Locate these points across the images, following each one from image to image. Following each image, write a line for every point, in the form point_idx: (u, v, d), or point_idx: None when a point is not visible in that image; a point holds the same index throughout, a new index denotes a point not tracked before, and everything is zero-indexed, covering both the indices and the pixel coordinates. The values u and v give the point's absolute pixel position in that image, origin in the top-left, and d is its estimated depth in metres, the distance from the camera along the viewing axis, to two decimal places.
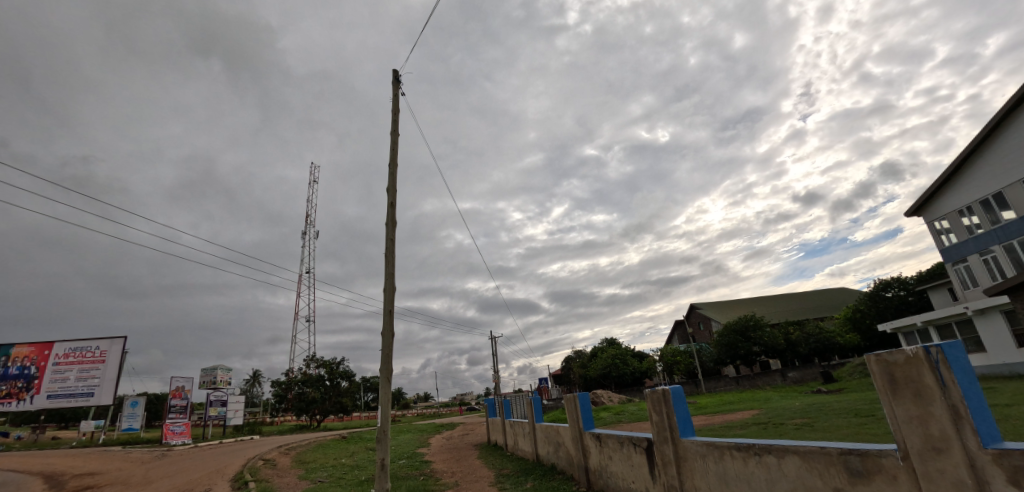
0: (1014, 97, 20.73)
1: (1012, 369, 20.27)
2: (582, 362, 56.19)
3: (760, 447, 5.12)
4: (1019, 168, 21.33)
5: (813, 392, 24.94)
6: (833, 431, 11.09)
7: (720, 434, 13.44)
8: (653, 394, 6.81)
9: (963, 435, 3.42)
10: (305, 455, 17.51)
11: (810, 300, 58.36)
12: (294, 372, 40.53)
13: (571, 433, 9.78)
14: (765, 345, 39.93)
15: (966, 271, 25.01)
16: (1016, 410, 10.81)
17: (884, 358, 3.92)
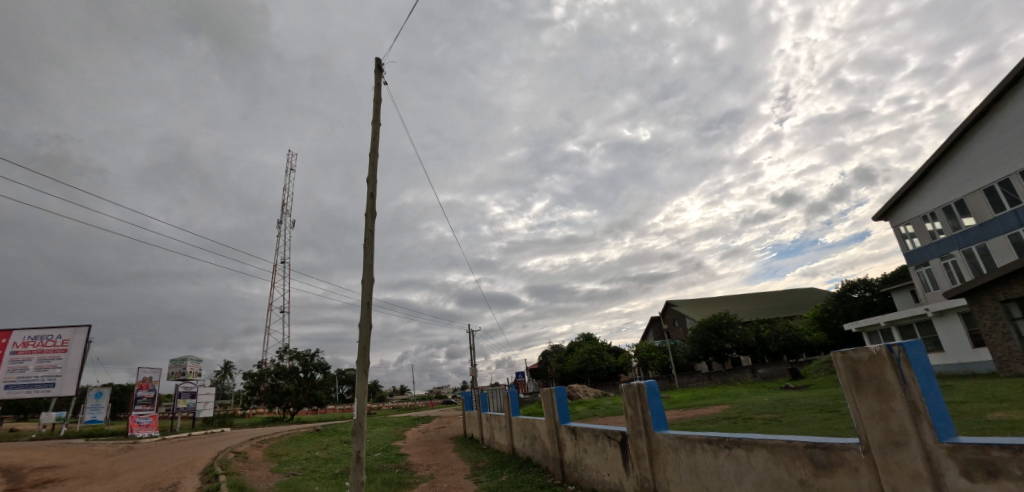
0: (977, 110, 21.68)
1: (968, 369, 21.30)
2: (557, 357, 56.81)
3: (730, 440, 5.24)
4: (979, 179, 22.47)
5: (781, 388, 25.71)
6: (798, 426, 11.45)
7: (691, 428, 13.73)
8: (628, 389, 6.90)
9: (921, 429, 3.59)
10: (278, 448, 17.18)
11: (780, 299, 60.14)
12: (267, 363, 39.57)
13: (546, 427, 9.87)
14: (737, 343, 41.00)
15: (928, 274, 26.10)
16: (971, 406, 11.30)
17: (850, 355, 4.06)
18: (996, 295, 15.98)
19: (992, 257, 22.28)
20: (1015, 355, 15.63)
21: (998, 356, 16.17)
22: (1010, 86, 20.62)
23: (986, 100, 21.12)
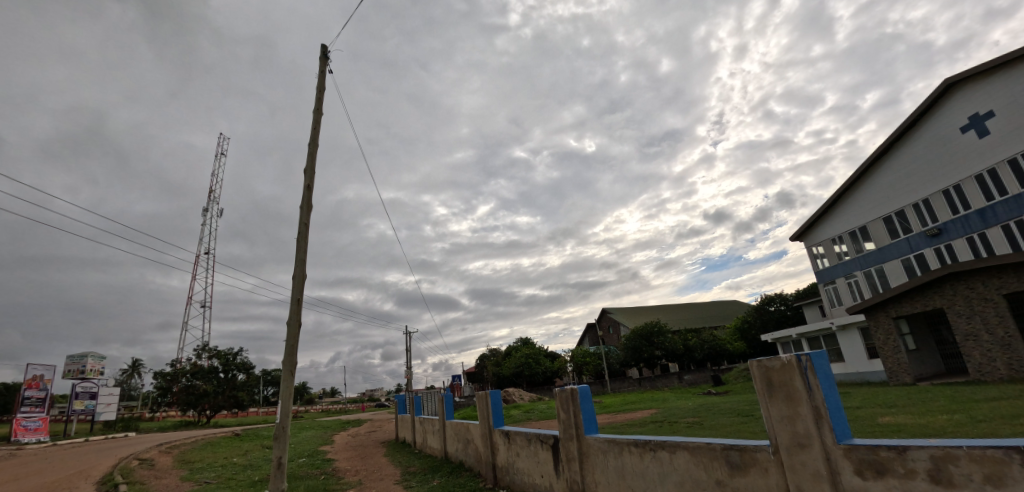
0: (881, 148, 24.39)
1: (864, 377, 23.80)
2: (495, 361, 56.98)
3: (655, 443, 5.49)
4: (881, 209, 25.32)
5: (704, 394, 27.35)
6: (716, 429, 12.25)
7: (620, 431, 14.28)
8: (561, 393, 7.03)
9: (822, 431, 3.95)
10: (191, 454, 15.85)
11: (706, 309, 64.34)
12: (182, 362, 36.40)
13: (480, 431, 9.84)
14: (666, 350, 43.18)
15: (833, 291, 28.91)
16: (864, 411, 12.62)
17: (764, 363, 4.38)
18: (889, 311, 17.98)
19: (888, 279, 25.12)
20: (902, 366, 17.64)
21: (889, 367, 18.17)
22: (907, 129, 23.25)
23: (889, 139, 23.80)
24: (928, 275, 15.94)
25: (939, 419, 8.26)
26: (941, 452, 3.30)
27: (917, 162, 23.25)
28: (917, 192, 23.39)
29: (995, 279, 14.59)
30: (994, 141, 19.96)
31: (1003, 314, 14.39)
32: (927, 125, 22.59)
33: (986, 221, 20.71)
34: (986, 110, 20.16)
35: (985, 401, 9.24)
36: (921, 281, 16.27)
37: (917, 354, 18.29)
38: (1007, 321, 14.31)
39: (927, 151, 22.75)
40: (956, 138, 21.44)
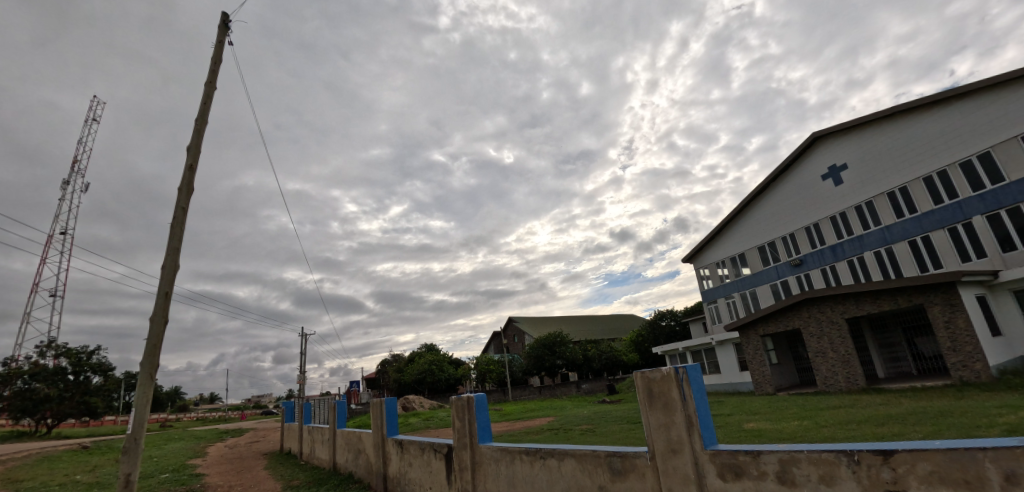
0: (760, 186, 27.82)
1: (736, 387, 26.54)
2: (398, 367, 55.16)
3: (545, 451, 5.63)
4: (757, 239, 28.84)
5: (598, 402, 28.75)
6: (605, 436, 12.97)
7: (518, 439, 14.55)
8: (457, 402, 6.95)
9: (693, 438, 4.31)
10: (14, 472, 13.24)
11: (605, 322, 68.53)
12: (15, 361, 30.41)
13: (372, 440, 9.42)
14: (567, 360, 44.82)
15: (714, 310, 32.22)
16: (732, 418, 14.10)
17: (647, 375, 4.69)
18: (758, 330, 20.40)
19: (758, 301, 28.59)
20: (765, 377, 20.06)
21: (755, 378, 20.53)
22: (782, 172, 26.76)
23: (767, 179, 27.23)
24: (789, 299, 18.34)
25: (790, 425, 9.51)
26: (788, 456, 3.84)
27: (787, 201, 26.85)
28: (785, 227, 27.01)
29: (840, 305, 17.17)
30: (845, 189, 23.70)
31: (844, 335, 17.00)
32: (796, 170, 26.20)
33: (834, 256, 24.46)
34: (841, 163, 23.86)
35: (825, 409, 10.87)
36: (784, 304, 18.67)
37: (778, 368, 20.93)
38: (846, 340, 16.93)
39: (795, 192, 26.37)
40: (817, 184, 25.12)
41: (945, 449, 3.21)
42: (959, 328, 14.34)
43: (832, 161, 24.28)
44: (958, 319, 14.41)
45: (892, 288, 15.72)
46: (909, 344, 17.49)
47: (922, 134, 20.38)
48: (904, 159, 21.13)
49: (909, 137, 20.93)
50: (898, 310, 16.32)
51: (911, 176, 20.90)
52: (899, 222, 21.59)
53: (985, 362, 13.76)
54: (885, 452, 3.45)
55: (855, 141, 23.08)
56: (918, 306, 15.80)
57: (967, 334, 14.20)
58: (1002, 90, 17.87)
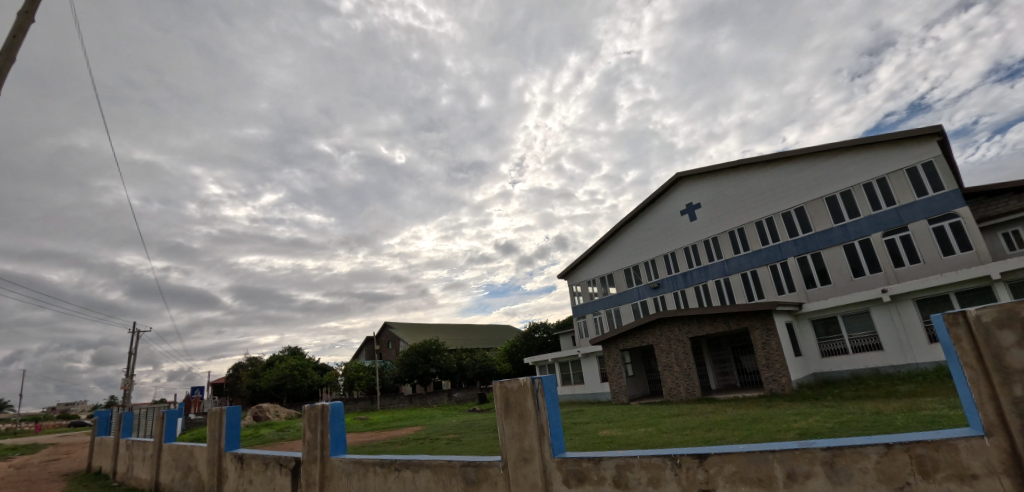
0: (631, 214, 30.72)
1: (596, 398, 27.50)
2: (253, 372, 49.49)
3: (400, 462, 5.50)
4: (624, 261, 31.82)
5: (469, 411, 28.77)
6: (470, 445, 13.14)
7: (378, 451, 13.99)
8: (310, 411, 6.48)
9: (543, 447, 4.56)
10: None
11: (482, 332, 70.20)
12: None
13: (207, 456, 8.37)
14: (441, 369, 44.91)
15: (583, 324, 34.86)
16: (591, 425, 14.87)
17: (504, 384, 4.86)
18: (619, 345, 22.51)
19: (621, 317, 31.60)
20: (622, 388, 22.11)
21: (614, 389, 22.51)
22: (649, 203, 29.90)
23: (637, 209, 30.20)
24: (645, 318, 20.51)
25: (637, 431, 10.58)
26: (623, 461, 4.23)
27: (650, 230, 30.08)
28: (648, 253, 30.18)
29: (686, 325, 19.62)
30: (697, 225, 27.34)
31: (687, 351, 19.42)
32: (660, 203, 29.54)
33: (684, 282, 27.84)
34: (696, 202, 27.50)
35: (669, 417, 12.29)
36: (641, 322, 20.85)
37: (634, 379, 23.19)
38: (688, 356, 19.36)
39: (658, 223, 29.69)
40: (676, 218, 28.58)
41: (746, 452, 3.87)
42: (772, 348, 17.30)
43: (689, 199, 27.87)
44: (771, 341, 17.41)
45: (728, 312, 18.41)
46: (736, 361, 20.61)
47: (757, 186, 24.45)
48: (742, 204, 25.07)
49: (748, 186, 24.92)
50: (729, 331, 19.18)
51: (746, 219, 24.85)
52: (735, 257, 25.24)
53: (788, 377, 16.75)
54: (701, 455, 4.01)
55: (708, 184, 26.81)
56: (744, 328, 18.73)
57: (777, 354, 17.19)
58: (814, 158, 22.28)
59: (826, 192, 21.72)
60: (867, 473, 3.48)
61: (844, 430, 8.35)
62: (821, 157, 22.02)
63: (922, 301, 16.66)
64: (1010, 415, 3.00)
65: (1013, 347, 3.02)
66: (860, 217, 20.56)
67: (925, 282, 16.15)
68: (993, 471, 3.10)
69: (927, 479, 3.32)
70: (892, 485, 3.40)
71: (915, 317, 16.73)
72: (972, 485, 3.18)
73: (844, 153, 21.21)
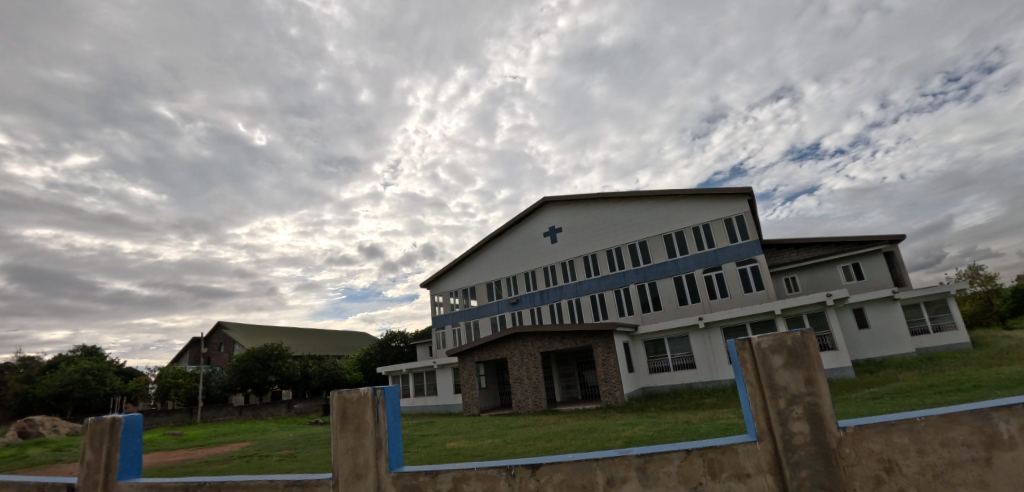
0: (499, 230, 31.92)
1: (449, 409, 27.51)
2: (20, 376, 38.88)
3: (210, 485, 4.81)
4: (488, 275, 32.82)
5: (311, 424, 26.42)
6: (306, 461, 12.17)
7: (189, 473, 12.08)
8: (96, 425, 5.32)
9: (380, 461, 4.42)
10: None
11: (335, 339, 65.98)
12: None
13: None
14: (281, 377, 38.43)
15: (442, 335, 34.99)
16: (437, 438, 14.61)
17: (344, 395, 4.58)
18: (474, 357, 23.06)
19: (479, 331, 32.66)
20: (474, 400, 22.68)
21: (466, 400, 22.98)
22: (516, 222, 31.46)
23: (504, 226, 31.53)
24: (502, 332, 21.46)
25: (484, 443, 10.96)
26: (460, 474, 4.30)
27: (515, 248, 31.62)
28: (511, 269, 31.57)
29: (538, 341, 21.04)
30: (556, 247, 29.55)
31: (536, 365, 20.76)
32: (527, 224, 31.31)
33: (541, 299, 29.71)
34: (558, 226, 29.77)
35: (514, 428, 12.84)
36: (498, 336, 21.74)
37: (486, 391, 23.97)
38: (538, 370, 20.74)
39: (522, 242, 31.36)
40: (539, 238, 30.52)
41: (574, 460, 4.19)
42: (610, 365, 19.36)
43: (552, 223, 30.05)
44: (610, 358, 19.50)
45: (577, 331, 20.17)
46: (579, 375, 22.63)
47: (609, 218, 27.47)
48: (596, 233, 27.87)
49: (602, 218, 27.82)
50: (575, 347, 21.04)
51: (599, 247, 27.64)
52: (586, 279, 27.80)
53: (621, 391, 18.93)
54: (534, 465, 4.24)
55: (570, 211, 29.29)
56: (588, 346, 20.69)
57: (614, 369, 19.31)
58: (656, 201, 25.90)
59: (662, 231, 25.35)
60: (671, 476, 4.03)
61: (661, 438, 9.63)
62: (661, 201, 25.71)
63: (727, 329, 20.23)
64: (774, 423, 3.85)
65: (781, 370, 3.90)
66: (688, 255, 24.36)
67: (731, 313, 19.70)
68: (761, 470, 3.88)
69: (714, 479, 3.98)
70: (688, 485, 4.01)
71: (721, 342, 20.22)
72: (746, 483, 3.92)
73: (679, 200, 25.09)
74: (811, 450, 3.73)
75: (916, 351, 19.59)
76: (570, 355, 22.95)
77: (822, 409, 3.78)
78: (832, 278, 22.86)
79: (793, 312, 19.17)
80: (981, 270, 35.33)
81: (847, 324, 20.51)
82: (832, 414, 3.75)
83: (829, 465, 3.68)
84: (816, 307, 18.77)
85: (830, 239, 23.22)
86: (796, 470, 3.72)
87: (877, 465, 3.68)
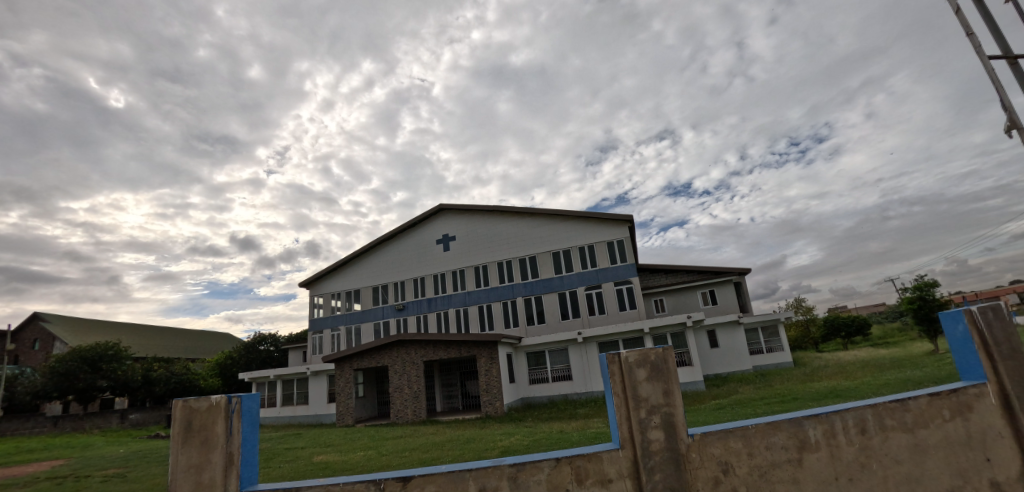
0: (390, 233, 30.84)
1: (319, 419, 25.66)
2: None
3: None
4: (376, 279, 31.47)
5: (147, 437, 22.71)
6: (138, 482, 10.31)
7: None
8: None
9: (228, 480, 3.94)
10: None
11: (190, 340, 57.84)
12: None
13: None
14: (116, 382, 32.48)
15: (319, 340, 32.64)
16: (302, 451, 13.52)
17: (190, 404, 4.01)
18: (353, 364, 21.82)
19: (361, 337, 31.09)
20: (349, 409, 21.43)
21: (340, 410, 21.61)
22: (410, 226, 30.73)
23: (397, 229, 30.58)
24: (385, 339, 20.67)
25: (357, 455, 10.34)
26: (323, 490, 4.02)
27: (407, 252, 30.82)
28: (400, 274, 30.64)
29: (422, 349, 20.64)
30: (449, 255, 29.43)
31: (419, 374, 20.35)
32: (420, 229, 30.74)
33: (429, 307, 29.27)
34: (452, 234, 29.71)
35: (388, 439, 12.39)
36: (381, 342, 20.89)
37: (362, 400, 22.85)
38: (420, 379, 20.31)
39: (415, 247, 30.69)
40: (432, 245, 30.13)
41: (446, 472, 4.12)
42: (493, 375, 19.71)
43: (446, 231, 29.90)
44: (493, 368, 19.86)
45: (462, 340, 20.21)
46: (461, 385, 22.69)
47: (503, 231, 28.18)
48: (490, 245, 28.36)
49: (496, 230, 28.42)
50: (459, 357, 21.06)
51: (491, 259, 28.13)
52: (476, 289, 28.10)
53: (501, 401, 19.35)
54: (404, 478, 4.08)
55: (465, 221, 29.46)
56: (472, 355, 20.85)
57: (496, 380, 19.70)
58: (548, 219, 27.22)
59: (551, 248, 26.72)
60: (541, 484, 4.15)
61: (536, 446, 10.02)
62: (553, 220, 27.10)
63: (603, 343, 21.85)
64: (636, 431, 4.16)
65: (643, 382, 4.24)
66: (573, 272, 25.93)
67: (607, 329, 21.33)
68: (622, 475, 4.17)
69: (580, 485, 4.16)
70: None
71: (596, 355, 21.77)
72: (607, 487, 4.17)
73: (568, 220, 26.68)
74: (664, 456, 4.13)
75: (754, 367, 23.06)
76: (454, 365, 22.91)
77: (674, 419, 4.22)
78: (691, 301, 26.02)
79: (659, 331, 21.37)
80: (803, 301, 42.89)
81: (701, 343, 23.39)
82: (683, 423, 4.21)
83: (678, 469, 4.12)
84: (678, 327, 21.15)
85: (693, 267, 26.47)
86: (651, 474, 4.09)
87: (716, 467, 4.20)
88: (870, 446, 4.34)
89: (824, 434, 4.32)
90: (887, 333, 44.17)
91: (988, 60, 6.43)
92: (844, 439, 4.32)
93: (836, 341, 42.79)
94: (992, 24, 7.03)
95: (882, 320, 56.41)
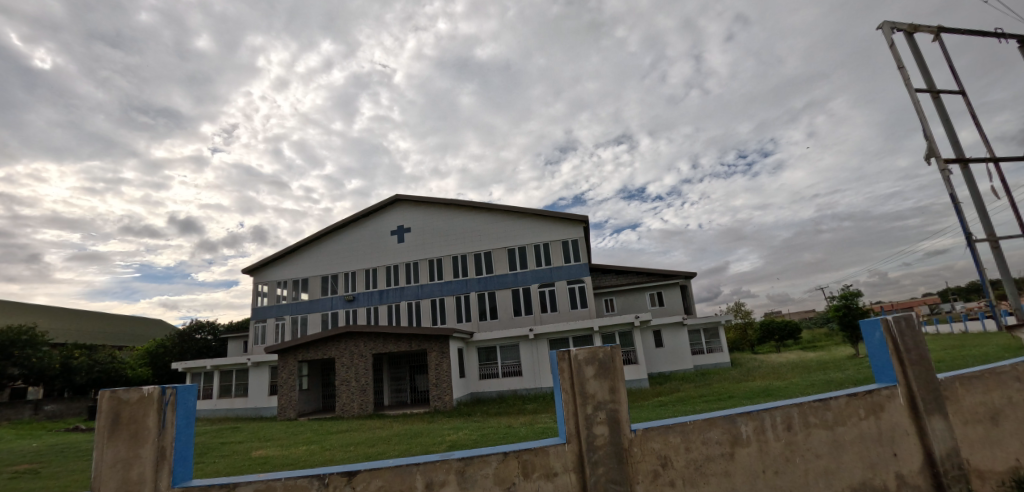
0: (343, 221, 29.87)
1: (259, 413, 24.62)
2: None
3: None
4: (325, 268, 30.42)
5: (65, 430, 20.94)
6: (56, 479, 9.50)
7: None
8: None
9: (159, 476, 3.72)
10: None
11: (115, 326, 53.39)
12: None
13: None
14: (30, 370, 29.36)
15: (261, 329, 31.22)
16: (241, 445, 12.87)
17: (118, 395, 3.75)
18: (297, 356, 21.02)
19: (307, 327, 30.02)
20: (291, 403, 20.66)
21: (281, 403, 20.77)
22: (365, 216, 29.94)
23: (351, 217, 29.69)
24: (333, 331, 20.06)
25: (299, 449, 10.05)
26: (264, 485, 3.89)
27: (359, 242, 29.99)
28: (352, 264, 29.81)
29: (371, 342, 20.21)
30: (404, 247, 28.90)
31: (367, 367, 19.93)
32: (374, 219, 30.00)
33: (380, 299, 28.67)
34: (408, 226, 29.19)
35: (333, 434, 12.02)
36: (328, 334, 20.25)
37: (306, 393, 22.10)
38: (368, 372, 19.91)
39: (368, 237, 29.91)
40: (386, 236, 29.47)
41: (395, 466, 4.08)
42: (443, 370, 19.61)
43: (402, 223, 29.35)
44: (443, 363, 19.75)
45: (414, 334, 19.94)
46: (410, 379, 22.45)
47: (461, 225, 27.99)
48: (446, 239, 28.09)
49: (454, 224, 28.18)
50: (409, 351, 20.78)
51: (446, 252, 27.88)
52: (430, 283, 27.79)
53: (451, 395, 19.33)
54: (350, 473, 4.01)
55: (423, 213, 29.03)
56: (423, 350, 20.65)
57: (446, 374, 19.62)
58: (505, 216, 27.32)
59: (508, 244, 26.84)
60: (488, 478, 4.20)
61: (483, 440, 10.11)
62: (511, 217, 27.20)
63: (553, 341, 22.26)
64: (582, 427, 4.30)
65: (591, 379, 4.37)
66: (528, 270, 26.22)
67: (558, 327, 21.77)
68: (567, 469, 4.31)
69: (526, 479, 4.25)
70: (502, 485, 4.21)
71: (546, 352, 22.15)
72: (552, 481, 4.28)
73: (525, 218, 26.87)
74: (608, 450, 4.30)
75: (694, 367, 24.26)
76: (404, 359, 22.59)
77: (619, 415, 4.39)
78: (640, 302, 27.02)
79: (608, 330, 22.01)
80: (742, 306, 45.50)
81: (647, 342, 24.32)
82: (627, 420, 4.39)
83: (620, 462, 4.30)
84: (626, 327, 21.84)
85: (643, 269, 27.44)
86: (595, 467, 4.24)
87: (655, 461, 4.41)
88: (794, 442, 4.70)
89: (755, 430, 4.64)
90: (815, 337, 47.77)
91: (914, 92, 7.01)
92: (773, 434, 4.67)
93: (769, 344, 45.75)
94: (920, 61, 7.69)
95: (811, 326, 60.93)
